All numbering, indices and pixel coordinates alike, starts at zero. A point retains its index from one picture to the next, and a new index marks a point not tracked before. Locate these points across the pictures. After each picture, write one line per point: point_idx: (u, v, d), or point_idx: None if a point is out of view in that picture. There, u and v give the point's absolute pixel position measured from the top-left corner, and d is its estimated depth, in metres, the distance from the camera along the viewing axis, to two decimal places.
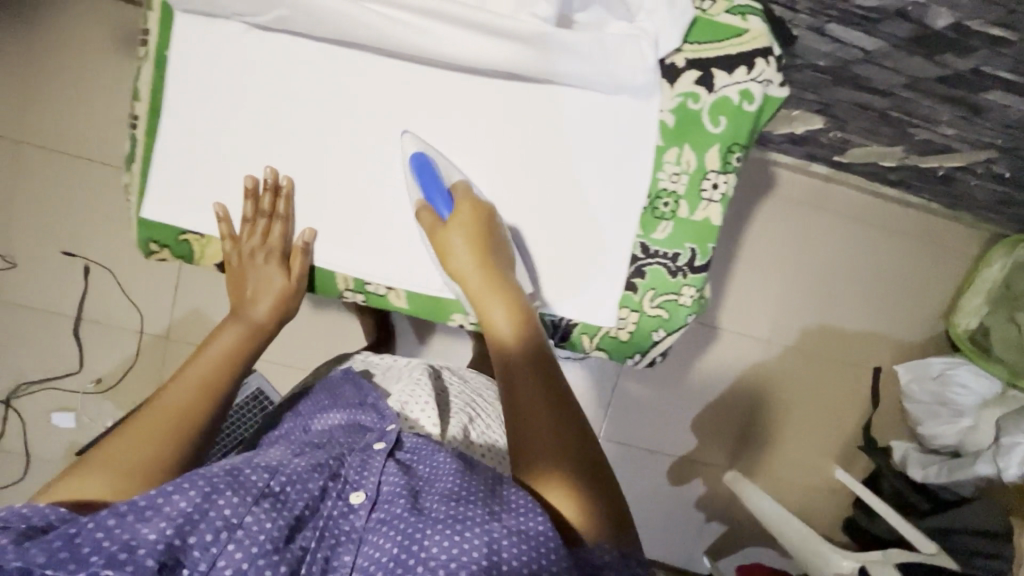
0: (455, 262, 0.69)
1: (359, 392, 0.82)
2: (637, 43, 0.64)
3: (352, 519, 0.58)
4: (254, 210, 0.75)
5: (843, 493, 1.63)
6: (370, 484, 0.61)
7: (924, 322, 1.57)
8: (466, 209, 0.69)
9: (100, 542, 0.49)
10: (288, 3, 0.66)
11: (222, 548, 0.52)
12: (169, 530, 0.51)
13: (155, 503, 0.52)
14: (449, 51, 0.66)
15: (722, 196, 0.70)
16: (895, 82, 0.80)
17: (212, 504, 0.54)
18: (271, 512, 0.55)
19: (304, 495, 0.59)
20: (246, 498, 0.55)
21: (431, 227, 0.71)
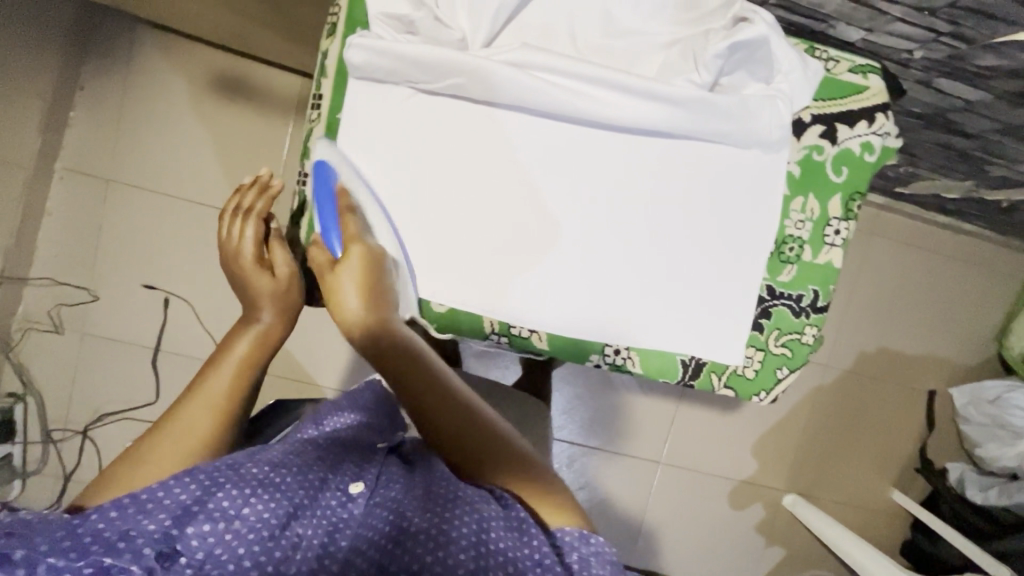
0: (341, 304, 0.60)
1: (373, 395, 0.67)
2: (774, 106, 0.65)
3: (352, 509, 0.54)
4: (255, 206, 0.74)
5: (898, 514, 1.65)
6: (370, 476, 0.57)
7: (976, 344, 1.61)
8: (356, 251, 0.61)
9: (100, 530, 0.46)
10: (466, 69, 0.60)
11: (219, 537, 0.49)
12: (168, 520, 0.48)
13: (155, 492, 0.49)
14: (613, 114, 0.63)
15: (843, 240, 0.72)
16: (986, 128, 0.84)
17: (210, 495, 0.50)
18: (269, 499, 0.51)
19: (303, 484, 0.53)
20: (245, 490, 0.51)
21: (319, 267, 0.61)
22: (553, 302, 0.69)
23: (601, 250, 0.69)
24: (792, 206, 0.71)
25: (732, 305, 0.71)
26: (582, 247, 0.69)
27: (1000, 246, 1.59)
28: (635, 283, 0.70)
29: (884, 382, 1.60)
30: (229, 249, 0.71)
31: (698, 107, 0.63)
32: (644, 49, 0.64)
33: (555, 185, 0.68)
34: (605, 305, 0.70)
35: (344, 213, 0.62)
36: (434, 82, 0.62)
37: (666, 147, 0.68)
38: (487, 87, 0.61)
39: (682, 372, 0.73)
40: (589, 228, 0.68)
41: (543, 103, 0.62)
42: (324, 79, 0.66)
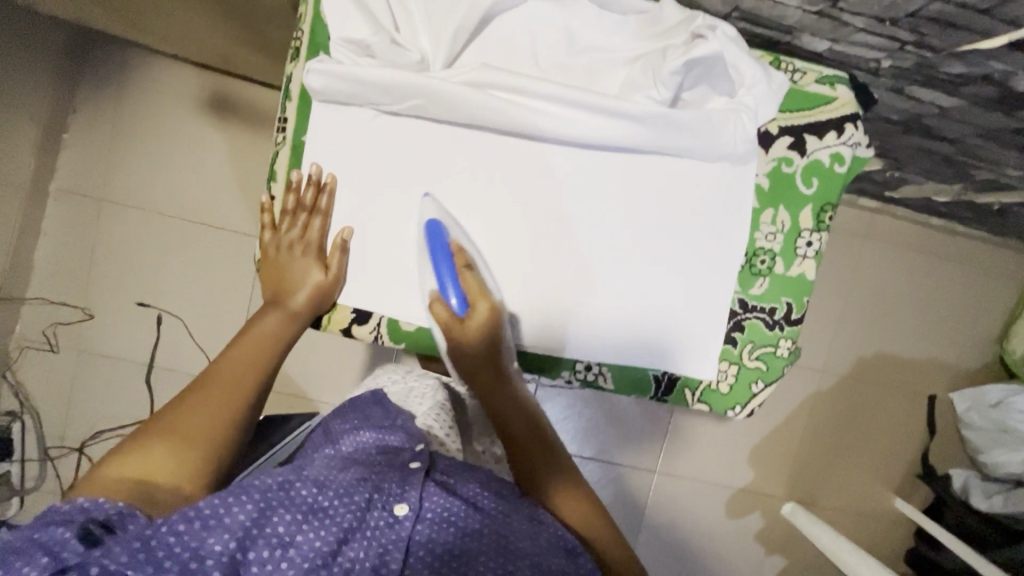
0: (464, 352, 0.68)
1: (386, 413, 0.70)
2: (738, 120, 0.64)
3: (396, 533, 0.56)
4: (295, 204, 0.67)
5: (901, 521, 1.62)
6: (415, 499, 0.58)
7: (976, 347, 1.58)
8: (481, 309, 0.66)
9: (169, 547, 0.49)
10: (424, 90, 0.61)
11: (278, 564, 0.52)
12: (232, 543, 0.51)
13: (217, 513, 0.51)
14: (573, 132, 0.63)
15: (815, 252, 0.71)
16: (966, 133, 0.83)
17: (264, 521, 0.53)
18: (320, 528, 0.54)
19: (350, 508, 0.56)
20: (297, 516, 0.54)
21: (445, 324, 0.67)
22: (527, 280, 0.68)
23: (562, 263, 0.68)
24: (763, 219, 0.70)
25: (703, 319, 0.71)
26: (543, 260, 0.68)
27: (1000, 247, 1.56)
28: (598, 297, 0.69)
29: (883, 387, 1.58)
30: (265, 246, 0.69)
31: (658, 124, 0.63)
32: (604, 65, 0.64)
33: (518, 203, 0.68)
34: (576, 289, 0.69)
35: (465, 271, 0.66)
36: (394, 104, 0.62)
37: (631, 163, 0.67)
38: (447, 109, 0.62)
39: (654, 386, 0.72)
40: (552, 243, 0.68)
41: (502, 121, 0.62)
42: (289, 102, 0.66)
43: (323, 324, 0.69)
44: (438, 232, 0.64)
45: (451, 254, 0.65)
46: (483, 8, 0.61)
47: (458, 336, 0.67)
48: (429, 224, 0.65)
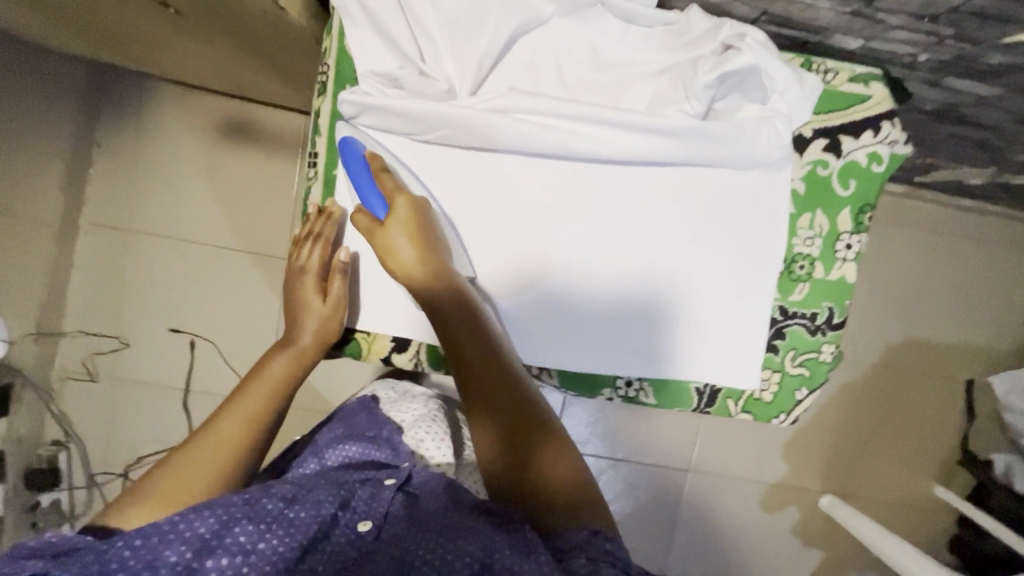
0: (399, 262, 0.62)
1: (373, 422, 0.81)
2: (772, 126, 0.63)
3: (355, 546, 0.58)
4: (300, 233, 0.69)
5: (942, 508, 1.59)
6: (379, 514, 0.59)
7: (1012, 328, 1.54)
8: (403, 205, 0.62)
9: (125, 560, 0.52)
10: (453, 119, 0.61)
11: (237, 571, 0.54)
12: (188, 553, 0.54)
13: (178, 527, 0.54)
14: (602, 149, 0.62)
15: (856, 254, 0.70)
16: (1003, 119, 0.81)
17: (228, 531, 0.56)
18: (283, 536, 0.56)
19: (316, 518, 0.58)
20: (260, 526, 0.56)
21: (368, 228, 0.63)
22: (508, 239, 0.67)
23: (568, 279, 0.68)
24: (800, 224, 0.69)
25: (744, 327, 0.70)
26: (538, 281, 0.68)
27: None
28: (574, 250, 0.67)
29: (917, 374, 1.55)
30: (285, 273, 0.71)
31: (690, 136, 0.62)
32: (631, 80, 0.64)
33: (551, 223, 0.67)
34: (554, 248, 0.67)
35: (381, 175, 0.62)
36: (423, 133, 0.62)
37: (663, 177, 0.67)
38: (476, 135, 0.61)
39: (696, 399, 0.72)
40: (550, 265, 0.68)
41: (531, 144, 0.62)
42: (317, 137, 0.67)
43: (364, 353, 0.71)
44: (353, 148, 0.62)
45: (372, 165, 0.63)
46: (507, 32, 0.61)
47: (382, 238, 0.63)
48: (342, 142, 0.62)
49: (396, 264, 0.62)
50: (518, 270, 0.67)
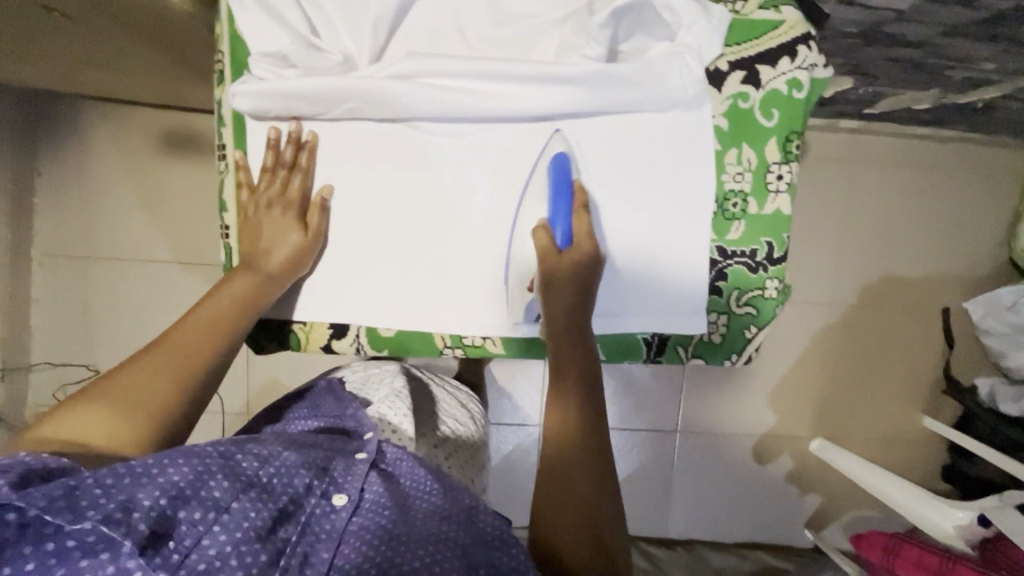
0: (557, 300, 0.64)
1: (338, 402, 0.79)
2: (683, 62, 0.62)
3: (324, 521, 0.58)
4: (274, 161, 0.64)
5: (933, 439, 1.60)
6: (353, 488, 0.62)
7: (983, 252, 1.54)
8: (587, 248, 0.64)
9: (98, 499, 0.48)
10: (354, 92, 0.59)
11: (210, 527, 0.52)
12: (163, 500, 0.51)
13: (150, 472, 0.52)
14: (511, 106, 0.61)
15: (788, 184, 0.69)
16: (931, 33, 0.79)
17: (204, 485, 0.54)
18: (258, 501, 0.56)
19: (290, 488, 0.59)
20: (236, 485, 0.56)
21: (544, 252, 0.63)
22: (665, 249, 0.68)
23: (670, 272, 0.68)
24: (727, 160, 0.68)
25: (683, 272, 0.69)
26: (671, 310, 0.69)
27: (996, 146, 1.50)
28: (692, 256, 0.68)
29: (895, 309, 1.55)
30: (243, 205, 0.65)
31: (600, 82, 0.60)
32: (536, 32, 0.62)
33: (475, 191, 0.67)
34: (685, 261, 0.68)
35: (581, 211, 0.64)
36: (327, 111, 0.61)
37: (583, 130, 0.66)
38: (379, 105, 0.60)
39: (645, 349, 0.72)
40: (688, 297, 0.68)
41: (439, 108, 0.60)
42: (223, 127, 0.65)
43: (302, 342, 0.70)
44: (565, 167, 0.63)
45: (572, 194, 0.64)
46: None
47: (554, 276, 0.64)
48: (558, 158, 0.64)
49: (550, 293, 0.64)
50: (648, 272, 0.68)
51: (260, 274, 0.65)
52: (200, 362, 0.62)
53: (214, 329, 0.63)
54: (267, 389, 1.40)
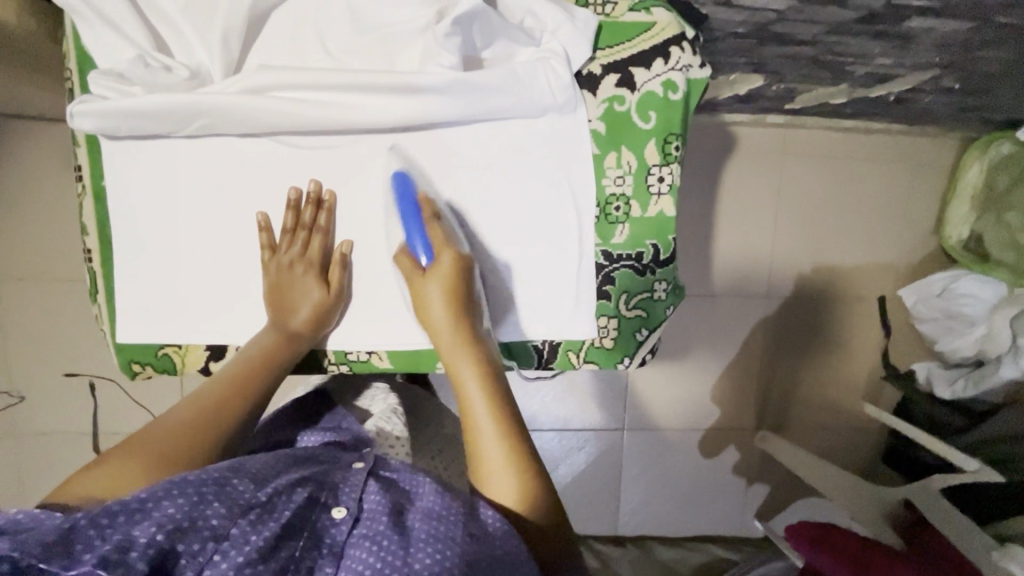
0: (430, 318, 0.61)
1: (334, 418, 0.77)
2: (548, 68, 0.61)
3: (333, 535, 0.50)
4: (295, 222, 0.64)
5: (876, 426, 1.62)
6: (354, 497, 0.54)
7: (916, 241, 1.57)
8: (445, 259, 0.61)
9: (92, 541, 0.42)
10: (206, 110, 0.57)
11: (209, 559, 0.45)
12: (160, 534, 0.44)
13: (147, 507, 0.45)
14: (373, 118, 0.59)
15: (670, 186, 0.68)
16: (817, 32, 0.79)
17: (200, 513, 0.47)
18: (257, 524, 0.48)
19: (290, 504, 0.52)
20: (233, 510, 0.49)
21: (408, 272, 0.62)
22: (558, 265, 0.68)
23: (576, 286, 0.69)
24: (607, 164, 0.67)
25: (569, 278, 0.68)
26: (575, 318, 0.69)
27: (923, 137, 1.52)
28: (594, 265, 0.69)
29: (834, 300, 1.57)
30: (264, 268, 0.64)
31: (459, 90, 0.59)
32: (401, 40, 0.60)
33: (349, 203, 0.65)
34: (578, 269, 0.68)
35: (434, 225, 0.62)
36: (181, 127, 0.59)
37: (457, 136, 0.64)
38: (233, 121, 0.58)
39: (538, 357, 0.71)
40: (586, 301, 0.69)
41: (297, 122, 0.59)
42: (78, 147, 0.62)
43: (178, 367, 0.66)
44: (409, 186, 0.62)
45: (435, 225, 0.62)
46: (246, 8, 0.57)
47: (418, 287, 0.62)
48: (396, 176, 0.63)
49: (423, 304, 0.61)
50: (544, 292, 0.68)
51: (286, 332, 0.64)
52: (224, 425, 0.57)
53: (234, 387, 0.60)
54: None
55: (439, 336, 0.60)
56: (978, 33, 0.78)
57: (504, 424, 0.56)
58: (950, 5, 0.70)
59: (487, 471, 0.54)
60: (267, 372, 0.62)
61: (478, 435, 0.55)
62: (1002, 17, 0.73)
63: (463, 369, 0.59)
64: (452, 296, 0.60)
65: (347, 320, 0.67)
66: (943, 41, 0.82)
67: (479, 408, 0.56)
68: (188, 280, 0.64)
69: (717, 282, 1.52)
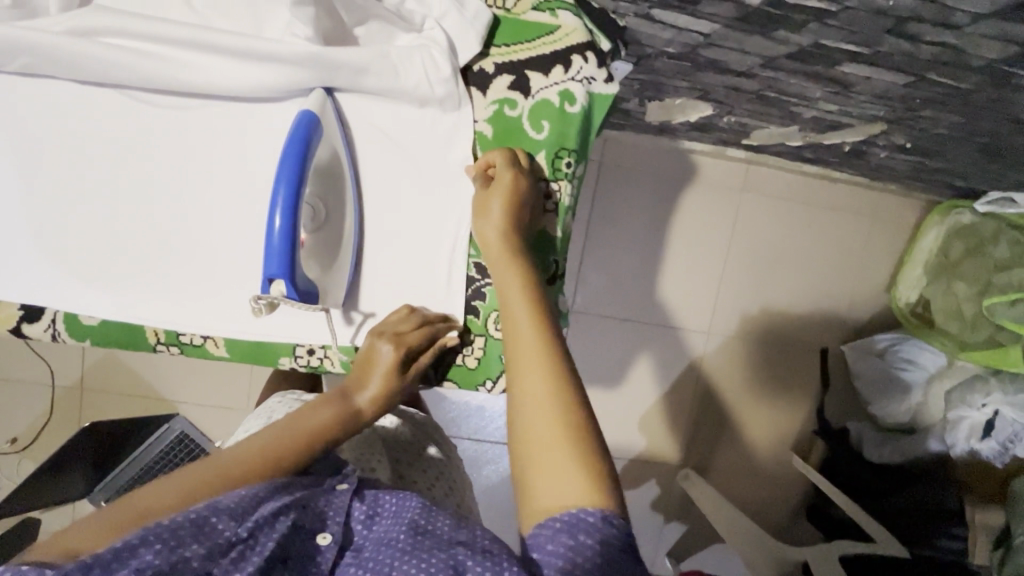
0: (483, 227, 0.59)
1: None
2: (427, 55, 0.58)
3: (319, 563, 0.49)
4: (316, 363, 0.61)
5: (802, 479, 1.58)
6: (335, 524, 0.51)
7: (866, 296, 1.53)
8: (508, 176, 0.59)
9: None
10: (27, 48, 0.53)
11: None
12: None
13: (122, 556, 0.42)
14: (221, 83, 0.55)
15: (558, 204, 0.64)
16: (752, 63, 0.75)
17: (180, 556, 0.43)
18: (238, 562, 0.45)
19: (272, 535, 0.48)
20: (213, 551, 0.45)
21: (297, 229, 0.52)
22: (422, 266, 0.64)
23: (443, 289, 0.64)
24: None
25: (434, 281, 0.64)
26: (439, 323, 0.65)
27: (885, 193, 1.49)
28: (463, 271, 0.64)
29: (776, 346, 1.52)
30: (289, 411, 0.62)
31: (321, 66, 0.55)
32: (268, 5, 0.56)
33: (193, 168, 0.59)
34: (444, 273, 0.64)
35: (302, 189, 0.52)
36: (4, 62, 0.54)
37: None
38: (63, 65, 0.54)
39: None
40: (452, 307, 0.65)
41: (135, 74, 0.54)
42: None
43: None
44: (303, 134, 0.54)
45: (302, 176, 0.53)
46: None
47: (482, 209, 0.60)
48: (302, 114, 0.55)
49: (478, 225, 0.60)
50: (404, 293, 0.64)
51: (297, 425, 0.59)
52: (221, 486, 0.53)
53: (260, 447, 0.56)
54: (102, 365, 1.30)
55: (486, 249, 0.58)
56: (918, 89, 0.74)
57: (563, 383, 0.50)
58: (881, 53, 0.65)
59: (536, 447, 0.47)
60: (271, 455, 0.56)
61: (534, 399, 0.49)
62: (940, 76, 0.69)
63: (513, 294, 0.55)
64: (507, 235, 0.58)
65: (177, 297, 0.61)
66: (881, 92, 0.77)
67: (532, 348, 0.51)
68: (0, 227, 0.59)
69: (658, 308, 1.47)
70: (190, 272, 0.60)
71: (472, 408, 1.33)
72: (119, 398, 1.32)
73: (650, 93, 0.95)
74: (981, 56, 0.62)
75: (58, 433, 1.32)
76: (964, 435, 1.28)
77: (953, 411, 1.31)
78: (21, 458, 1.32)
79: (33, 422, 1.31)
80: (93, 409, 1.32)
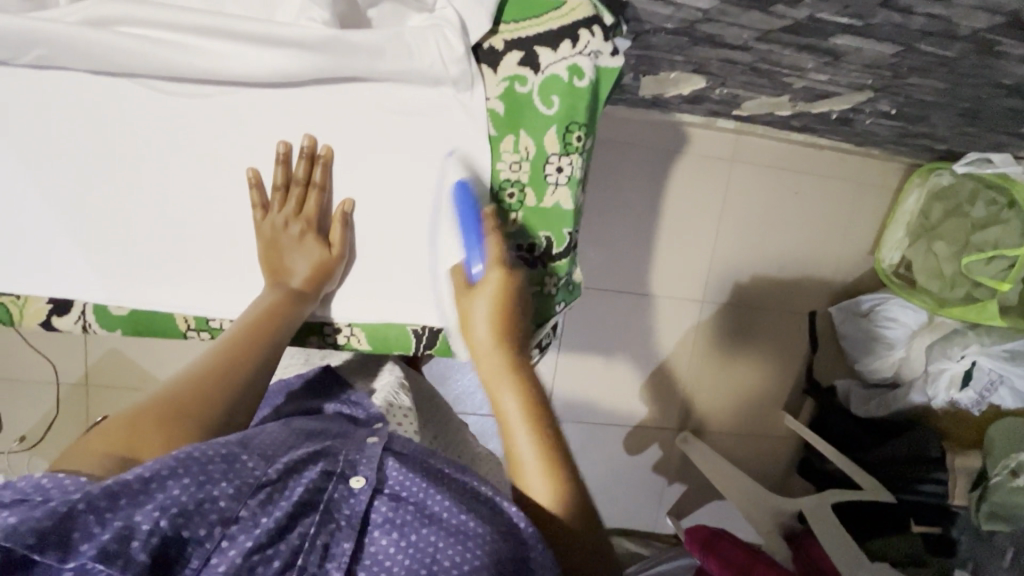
0: (474, 331, 0.60)
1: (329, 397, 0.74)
2: (440, 35, 0.62)
3: (350, 507, 0.51)
4: (277, 259, 0.66)
5: (793, 437, 1.66)
6: (369, 468, 0.53)
7: (851, 260, 1.59)
8: (495, 277, 0.60)
9: (92, 528, 0.41)
10: (45, 40, 0.56)
11: (218, 544, 0.45)
12: (165, 520, 0.43)
13: (149, 489, 0.43)
14: (234, 71, 0.59)
15: (569, 177, 0.69)
16: (747, 37, 0.77)
17: (207, 494, 0.46)
18: (268, 505, 0.48)
19: (301, 482, 0.51)
20: (242, 490, 0.47)
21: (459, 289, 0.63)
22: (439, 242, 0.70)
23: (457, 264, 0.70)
24: (503, 147, 0.68)
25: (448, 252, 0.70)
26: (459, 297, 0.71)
27: (869, 158, 1.53)
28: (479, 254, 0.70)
29: (768, 312, 1.58)
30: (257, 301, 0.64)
31: (336, 48, 0.59)
32: None
33: (211, 153, 0.64)
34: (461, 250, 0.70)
35: (491, 235, 0.62)
36: (15, 54, 0.57)
37: (326, 99, 0.64)
38: (78, 55, 0.57)
39: (417, 342, 0.73)
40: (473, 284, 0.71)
41: (148, 63, 0.58)
42: None
43: (16, 319, 0.65)
44: (470, 194, 0.65)
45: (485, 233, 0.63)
46: None
47: (464, 303, 0.62)
48: (457, 186, 0.65)
49: (467, 321, 0.61)
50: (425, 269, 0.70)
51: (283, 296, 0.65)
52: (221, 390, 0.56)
53: (251, 343, 0.60)
54: (109, 360, 1.31)
55: (478, 347, 0.59)
56: (906, 58, 0.77)
57: (554, 458, 0.54)
58: (873, 25, 0.68)
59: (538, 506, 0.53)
60: (254, 344, 0.60)
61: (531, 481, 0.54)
62: (927, 46, 0.72)
63: (505, 395, 0.56)
64: (501, 319, 0.59)
65: (207, 280, 0.67)
66: (870, 62, 0.80)
67: (516, 425, 0.55)
68: (23, 219, 0.62)
69: (654, 280, 1.51)
70: (217, 255, 0.66)
71: (477, 384, 1.37)
72: (125, 392, 1.32)
73: (646, 68, 0.96)
74: (967, 26, 0.66)
75: (69, 429, 1.33)
76: (945, 388, 1.34)
77: (934, 364, 1.36)
78: (33, 456, 1.33)
79: (43, 420, 1.31)
80: (101, 404, 1.32)
